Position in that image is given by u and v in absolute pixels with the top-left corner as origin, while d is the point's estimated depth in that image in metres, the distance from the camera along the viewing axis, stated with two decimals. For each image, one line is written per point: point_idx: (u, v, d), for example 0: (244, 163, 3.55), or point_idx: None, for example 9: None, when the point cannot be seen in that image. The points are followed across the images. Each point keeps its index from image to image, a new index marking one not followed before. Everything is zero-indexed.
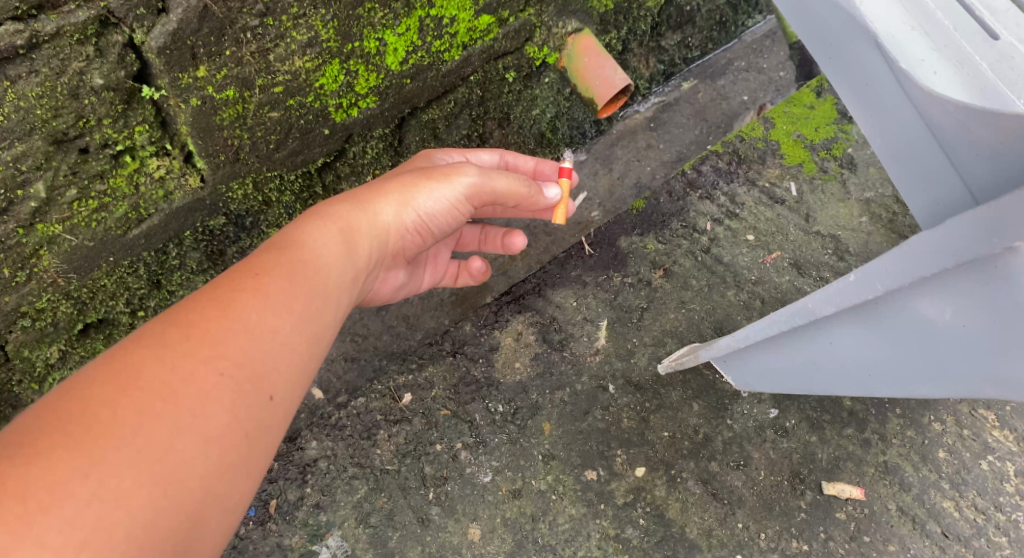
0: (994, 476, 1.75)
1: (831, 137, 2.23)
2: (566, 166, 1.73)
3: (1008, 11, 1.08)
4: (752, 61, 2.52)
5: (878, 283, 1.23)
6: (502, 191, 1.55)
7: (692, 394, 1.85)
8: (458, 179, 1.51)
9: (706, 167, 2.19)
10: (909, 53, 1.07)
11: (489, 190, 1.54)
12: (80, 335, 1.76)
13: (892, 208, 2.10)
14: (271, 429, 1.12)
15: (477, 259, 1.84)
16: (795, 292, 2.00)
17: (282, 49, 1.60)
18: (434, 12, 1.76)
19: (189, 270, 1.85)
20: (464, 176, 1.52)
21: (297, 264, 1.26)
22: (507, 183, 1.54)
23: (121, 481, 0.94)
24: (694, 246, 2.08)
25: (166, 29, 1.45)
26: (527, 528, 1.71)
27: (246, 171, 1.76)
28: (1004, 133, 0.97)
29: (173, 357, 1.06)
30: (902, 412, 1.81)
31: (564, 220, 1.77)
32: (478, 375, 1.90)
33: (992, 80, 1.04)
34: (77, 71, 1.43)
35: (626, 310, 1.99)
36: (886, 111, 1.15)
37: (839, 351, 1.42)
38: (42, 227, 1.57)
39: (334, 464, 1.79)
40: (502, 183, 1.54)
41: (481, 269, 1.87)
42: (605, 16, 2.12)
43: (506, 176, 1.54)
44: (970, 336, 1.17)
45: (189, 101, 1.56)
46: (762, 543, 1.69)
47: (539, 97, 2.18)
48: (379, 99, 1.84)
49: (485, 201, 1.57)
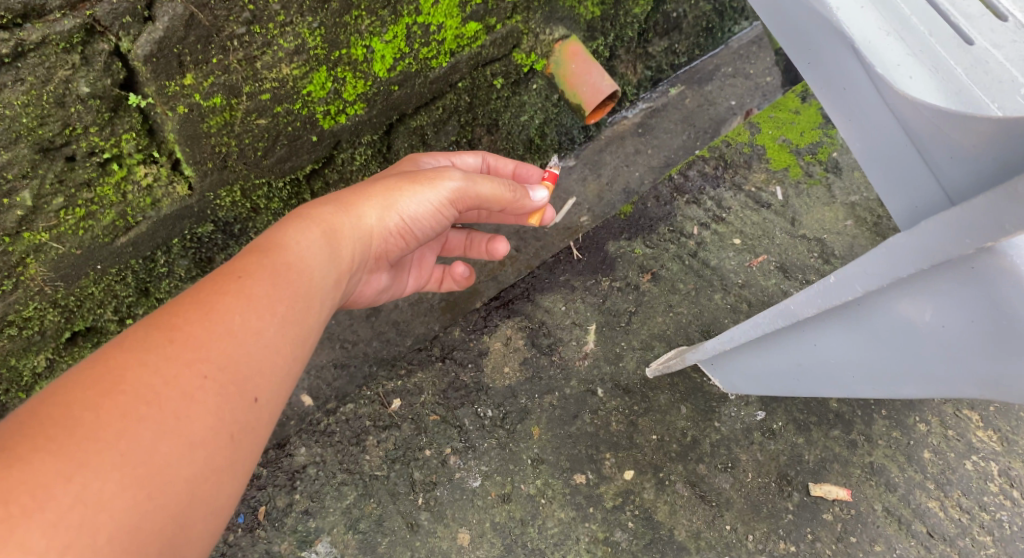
0: (979, 476, 1.76)
1: (816, 142, 2.25)
2: (552, 172, 1.75)
3: (983, 17, 1.12)
4: (738, 67, 2.56)
5: (857, 284, 1.24)
6: (487, 196, 1.55)
7: (680, 397, 1.86)
8: (442, 184, 1.51)
9: (693, 172, 2.22)
10: (885, 57, 1.09)
11: (474, 194, 1.54)
12: (68, 343, 1.77)
13: (877, 212, 2.12)
14: (257, 432, 1.12)
15: (460, 264, 1.87)
16: (782, 295, 2.01)
17: (269, 56, 1.60)
18: (421, 19, 1.76)
19: (177, 278, 1.86)
20: (449, 180, 1.52)
21: (281, 268, 1.27)
22: (491, 187, 1.54)
23: (105, 484, 0.95)
24: (681, 250, 2.10)
25: (152, 37, 1.45)
26: (516, 532, 1.72)
27: (233, 178, 1.77)
28: (978, 137, 0.98)
29: (155, 361, 1.06)
30: (888, 413, 1.83)
31: (539, 223, 1.80)
32: (467, 380, 1.91)
33: (966, 85, 1.07)
34: (63, 79, 1.43)
35: (615, 314, 2.00)
36: (864, 115, 1.16)
37: (821, 353, 1.44)
38: (28, 235, 1.57)
39: (323, 470, 1.79)
40: (485, 188, 1.54)
41: (465, 274, 1.90)
42: (592, 23, 2.13)
43: (490, 180, 1.54)
44: (950, 335, 1.22)
45: (176, 109, 1.57)
46: (750, 544, 1.70)
47: (528, 103, 2.19)
48: (367, 106, 1.85)
49: (470, 204, 1.58)
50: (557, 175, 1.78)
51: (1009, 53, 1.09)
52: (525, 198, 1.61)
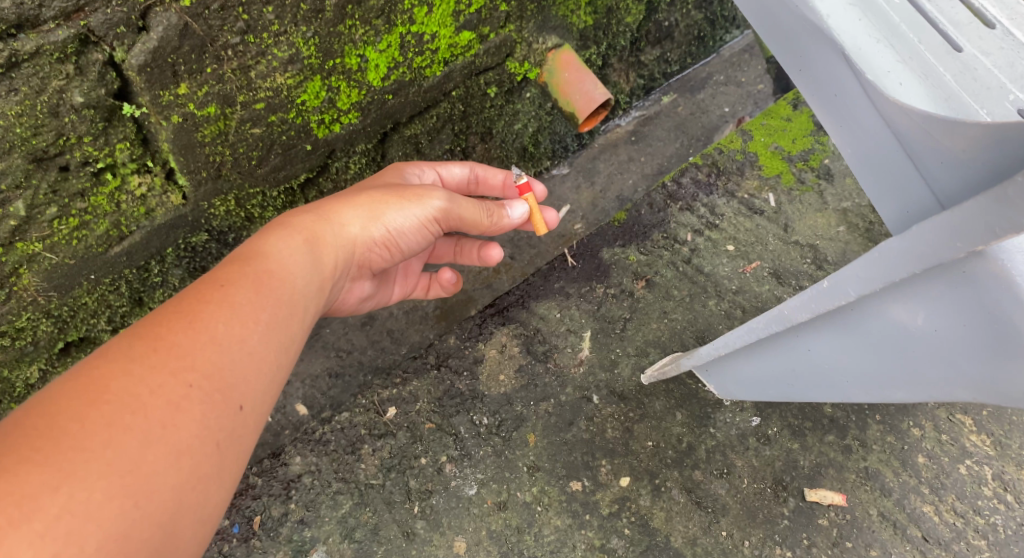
0: (972, 480, 1.77)
1: (808, 149, 2.26)
2: (524, 183, 1.71)
3: (971, 25, 1.14)
4: (730, 75, 2.57)
5: (850, 289, 1.25)
6: (468, 218, 1.58)
7: (675, 403, 1.87)
8: (428, 200, 1.52)
9: (686, 179, 2.23)
10: (875, 65, 1.12)
11: (456, 214, 1.56)
12: (61, 354, 1.77)
13: (869, 218, 2.12)
14: (244, 439, 1.12)
15: (447, 272, 1.88)
16: (776, 301, 2.02)
17: (263, 66, 1.61)
18: (415, 28, 1.77)
19: (172, 287, 1.86)
20: (434, 198, 1.53)
21: (264, 276, 1.27)
22: (470, 209, 1.57)
23: (93, 493, 0.94)
24: (675, 257, 2.11)
25: (146, 47, 1.45)
26: (513, 540, 1.71)
27: (228, 187, 1.77)
28: (966, 142, 1.00)
29: (140, 369, 1.06)
30: (882, 418, 1.83)
31: (545, 230, 1.75)
32: (463, 388, 1.91)
33: (956, 91, 1.10)
34: (57, 89, 1.44)
35: (610, 321, 2.01)
36: (854, 122, 1.17)
37: (815, 358, 1.45)
38: (22, 245, 1.57)
39: (317, 480, 1.79)
40: (467, 207, 1.56)
41: (452, 280, 1.91)
42: (585, 32, 2.14)
43: (471, 201, 1.57)
44: (941, 339, 1.22)
45: (170, 119, 1.57)
46: (746, 550, 1.70)
47: (522, 111, 2.20)
48: (361, 115, 1.85)
49: (453, 225, 1.60)
50: (526, 185, 1.71)
51: (997, 60, 1.12)
52: (503, 216, 1.63)
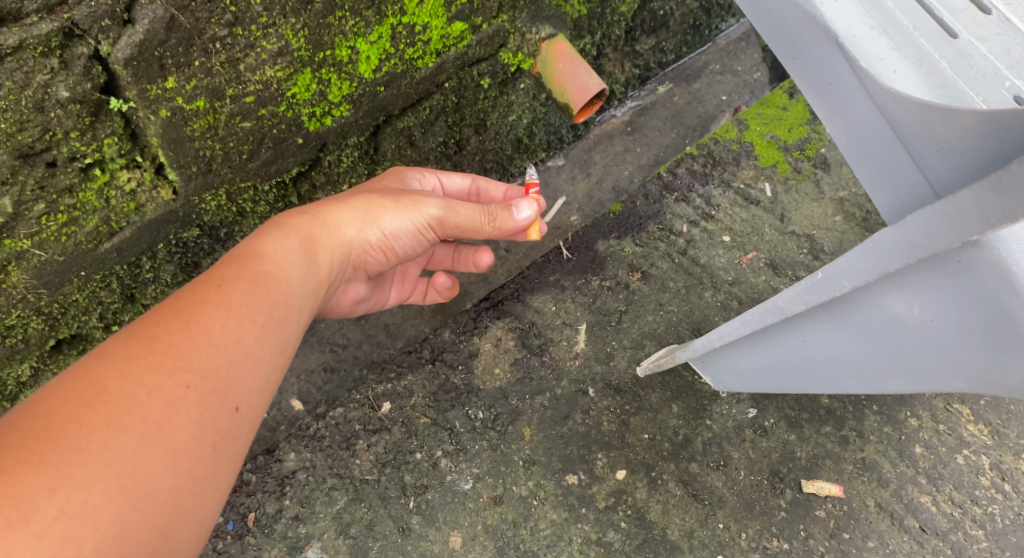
0: (970, 469, 1.76)
1: (804, 138, 2.25)
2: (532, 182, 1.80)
3: (965, 10, 1.11)
4: (726, 63, 2.54)
5: (844, 280, 1.24)
6: (466, 224, 1.55)
7: (671, 395, 1.85)
8: (424, 208, 1.51)
9: (681, 169, 2.21)
10: (869, 52, 1.12)
11: (453, 223, 1.54)
12: (52, 351, 1.76)
13: (866, 208, 2.11)
14: (239, 440, 1.10)
15: (442, 276, 1.86)
16: (772, 292, 2.01)
17: (251, 59, 1.59)
18: (406, 19, 1.74)
19: (164, 283, 1.84)
20: (432, 206, 1.52)
21: (260, 276, 1.26)
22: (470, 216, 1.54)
23: (90, 495, 0.93)
24: (671, 248, 2.09)
25: (132, 40, 1.43)
26: (509, 535, 1.71)
27: (218, 181, 1.75)
28: (960, 131, 0.98)
29: (137, 370, 1.04)
30: (880, 409, 1.82)
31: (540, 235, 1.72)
32: (458, 382, 1.90)
33: (952, 79, 1.09)
34: (42, 84, 1.41)
35: (605, 313, 2.00)
36: (849, 112, 1.16)
37: (812, 349, 1.43)
38: (10, 242, 1.56)
39: (312, 475, 1.79)
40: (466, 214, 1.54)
41: (446, 285, 1.88)
42: (578, 21, 2.12)
43: (470, 207, 1.53)
44: (939, 329, 1.21)
45: (158, 113, 1.55)
46: (743, 542, 1.69)
47: (516, 103, 2.18)
48: (353, 108, 1.83)
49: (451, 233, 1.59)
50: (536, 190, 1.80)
51: (993, 46, 1.09)
52: (508, 220, 1.56)
